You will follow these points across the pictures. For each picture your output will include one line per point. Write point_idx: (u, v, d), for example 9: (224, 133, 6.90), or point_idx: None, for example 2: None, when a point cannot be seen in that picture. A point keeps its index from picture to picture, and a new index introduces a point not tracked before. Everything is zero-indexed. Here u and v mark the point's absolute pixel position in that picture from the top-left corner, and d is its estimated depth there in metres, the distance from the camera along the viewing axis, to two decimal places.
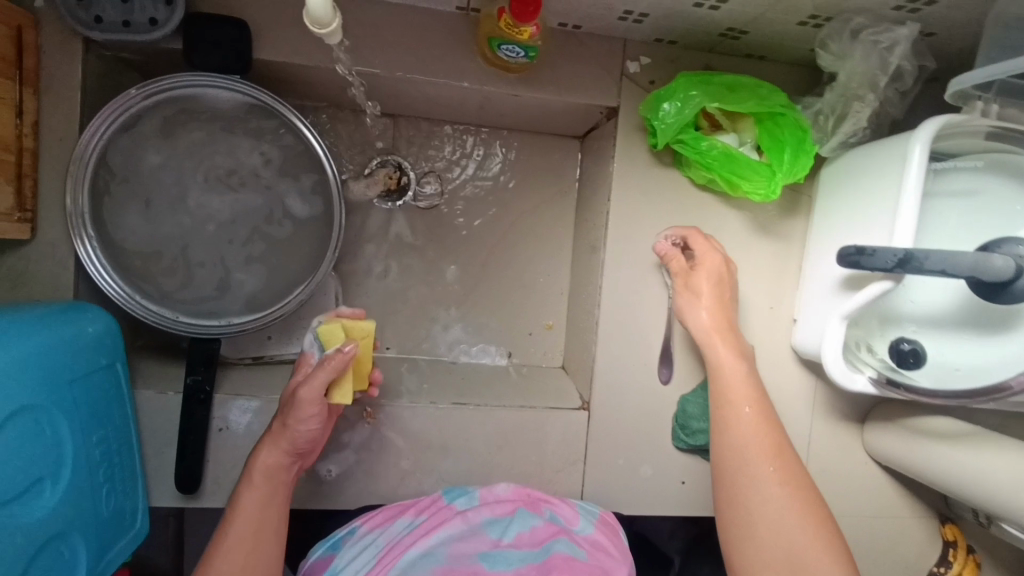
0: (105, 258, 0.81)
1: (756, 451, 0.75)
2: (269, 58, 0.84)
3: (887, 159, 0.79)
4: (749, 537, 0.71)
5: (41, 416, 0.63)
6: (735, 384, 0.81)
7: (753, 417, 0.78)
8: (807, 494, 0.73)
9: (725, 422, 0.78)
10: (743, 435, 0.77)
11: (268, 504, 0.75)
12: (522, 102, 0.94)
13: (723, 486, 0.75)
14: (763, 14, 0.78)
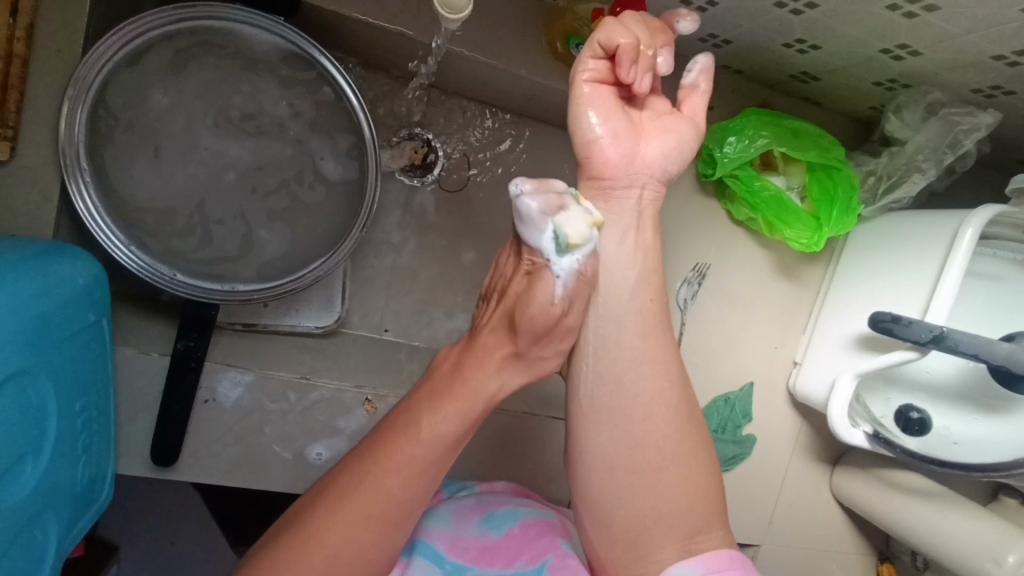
0: (99, 197, 0.70)
1: (639, 376, 0.61)
2: (321, 4, 0.74)
3: (928, 233, 0.81)
4: (618, 497, 0.59)
5: (31, 386, 0.56)
6: (617, 339, 0.61)
7: (635, 369, 0.61)
8: (666, 361, 0.62)
9: (590, 377, 0.61)
10: (627, 391, 0.60)
11: (425, 478, 0.51)
12: (577, 102, 0.88)
13: (599, 457, 0.60)
14: (844, 68, 0.77)
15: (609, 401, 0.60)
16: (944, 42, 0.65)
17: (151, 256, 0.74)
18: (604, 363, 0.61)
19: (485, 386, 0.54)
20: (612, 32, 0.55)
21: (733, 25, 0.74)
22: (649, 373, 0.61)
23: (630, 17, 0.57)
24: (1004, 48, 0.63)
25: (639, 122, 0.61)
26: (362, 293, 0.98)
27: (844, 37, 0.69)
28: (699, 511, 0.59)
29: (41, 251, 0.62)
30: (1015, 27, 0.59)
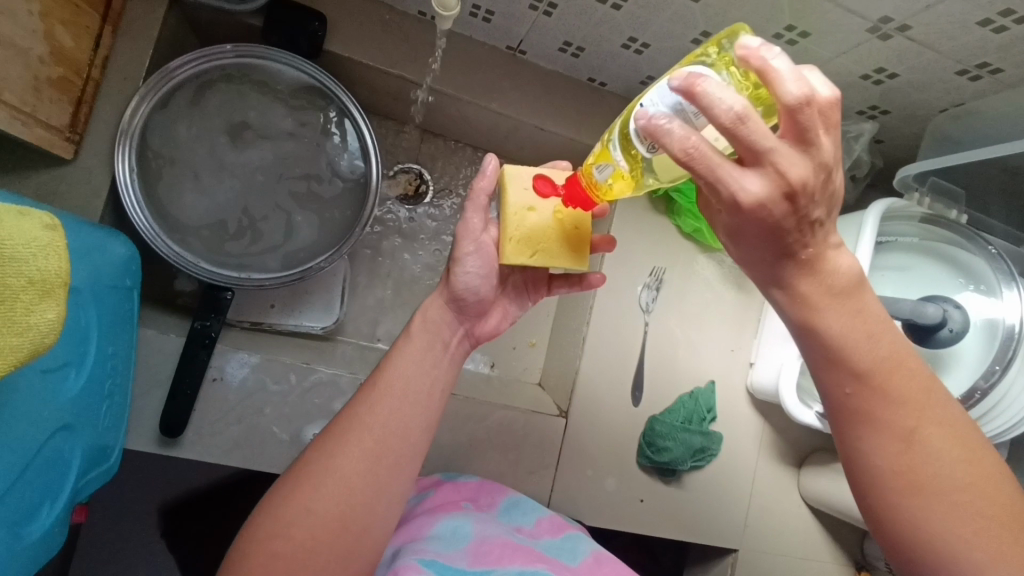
0: (141, 191, 0.84)
1: (885, 394, 0.59)
2: (338, 50, 0.93)
3: (845, 233, 0.98)
4: (916, 520, 0.59)
5: (80, 307, 0.65)
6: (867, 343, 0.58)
7: (902, 378, 0.60)
8: (899, 377, 0.59)
9: (865, 399, 0.60)
10: (889, 412, 0.59)
11: (405, 400, 0.68)
12: (546, 137, 1.06)
13: (878, 482, 0.61)
14: None
15: (883, 429, 0.60)
16: (824, 66, 0.84)
17: (180, 244, 0.86)
18: (836, 375, 0.60)
19: (393, 381, 0.69)
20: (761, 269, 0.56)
21: (664, 65, 0.93)
22: (906, 387, 0.59)
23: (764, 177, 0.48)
24: (867, 67, 0.82)
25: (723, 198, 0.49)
26: (358, 303, 1.08)
27: None
28: (974, 522, 0.57)
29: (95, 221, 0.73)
30: (867, 48, 0.78)
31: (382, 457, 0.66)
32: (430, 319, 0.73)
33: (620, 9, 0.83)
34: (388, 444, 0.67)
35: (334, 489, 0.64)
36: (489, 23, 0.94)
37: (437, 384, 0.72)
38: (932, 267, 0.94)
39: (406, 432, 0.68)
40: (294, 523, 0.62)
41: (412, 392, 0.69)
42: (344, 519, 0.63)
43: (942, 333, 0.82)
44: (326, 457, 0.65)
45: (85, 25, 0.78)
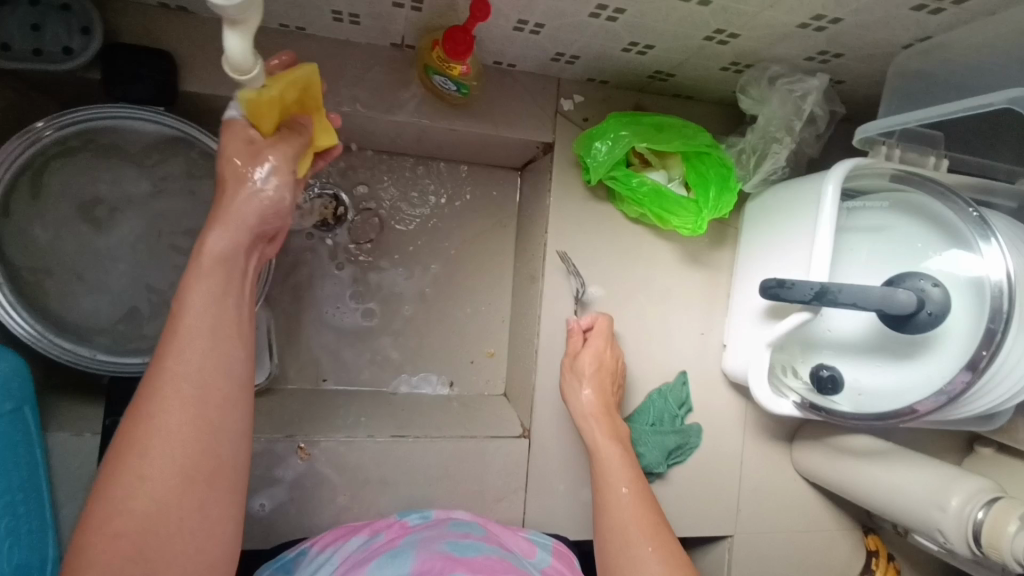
0: (14, 294, 0.77)
1: (597, 426, 0.88)
2: (195, 89, 0.82)
3: (802, 203, 0.85)
4: (614, 527, 0.77)
5: None
6: (615, 464, 0.84)
7: (631, 479, 0.82)
8: (610, 417, 0.88)
9: (605, 478, 0.83)
10: (601, 439, 0.87)
11: (220, 294, 0.60)
12: (459, 135, 0.94)
13: (603, 547, 0.77)
14: (688, 60, 0.82)
15: (603, 460, 0.84)
16: (751, 20, 0.69)
17: (72, 339, 0.80)
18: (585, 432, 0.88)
19: (198, 285, 0.59)
20: (569, 386, 0.91)
21: (570, 42, 0.79)
22: (608, 419, 0.88)
23: (592, 339, 0.92)
24: (802, 16, 0.67)
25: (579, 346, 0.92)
26: (296, 347, 1.02)
27: (666, 32, 0.74)
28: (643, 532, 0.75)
29: None
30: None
31: (207, 416, 0.57)
32: (221, 258, 0.60)
33: None
34: (210, 398, 0.58)
35: (168, 441, 0.55)
36: (359, 26, 0.80)
37: (243, 313, 0.62)
38: (911, 226, 0.80)
39: (229, 396, 0.59)
40: (130, 498, 0.54)
41: (216, 326, 0.59)
42: (192, 475, 0.56)
43: (920, 316, 0.72)
44: (148, 414, 0.55)
45: None
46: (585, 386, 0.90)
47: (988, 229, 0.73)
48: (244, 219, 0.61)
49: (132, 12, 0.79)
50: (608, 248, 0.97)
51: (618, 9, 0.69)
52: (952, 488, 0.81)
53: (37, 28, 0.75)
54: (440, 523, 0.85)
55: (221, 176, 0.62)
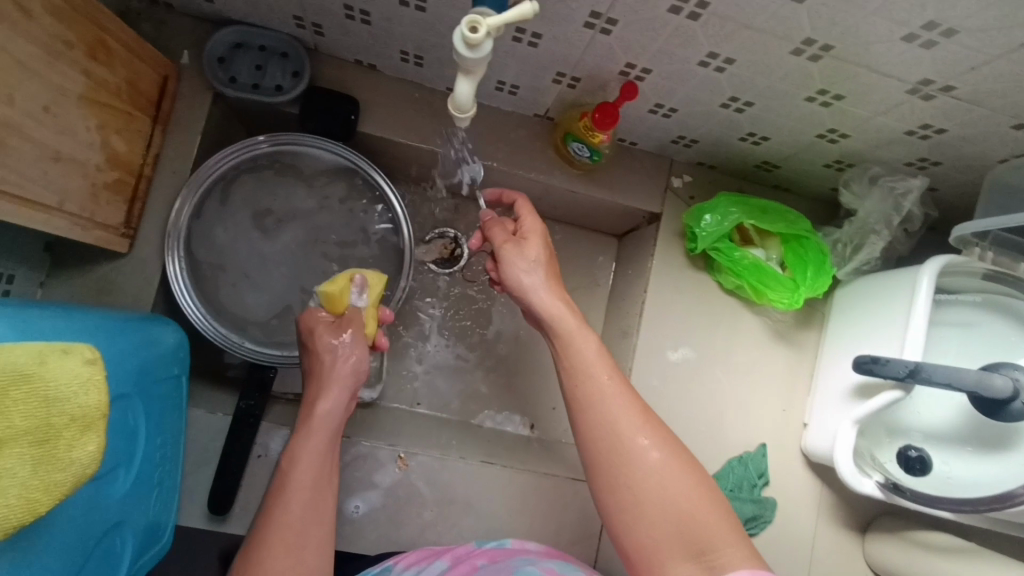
0: (190, 280, 0.88)
1: (616, 407, 0.72)
2: (370, 131, 0.97)
3: (895, 290, 0.90)
4: (632, 500, 0.67)
5: (128, 406, 0.68)
6: (590, 358, 0.75)
7: (598, 356, 0.75)
8: (628, 389, 0.74)
9: (573, 360, 0.76)
10: (608, 402, 0.72)
11: (324, 451, 0.75)
12: (577, 197, 1.06)
13: (596, 450, 0.71)
14: (796, 154, 0.93)
15: (607, 415, 0.71)
16: (863, 124, 0.80)
17: (227, 326, 0.90)
18: (581, 384, 0.74)
19: (300, 471, 0.73)
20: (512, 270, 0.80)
21: (694, 127, 0.92)
22: (624, 389, 0.73)
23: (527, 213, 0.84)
24: (911, 124, 0.78)
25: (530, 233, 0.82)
26: (398, 369, 1.10)
27: (783, 127, 0.86)
28: (691, 491, 0.67)
29: (138, 320, 0.78)
30: (908, 107, 0.74)
31: (320, 492, 0.73)
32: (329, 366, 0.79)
33: (642, 79, 0.82)
34: (320, 481, 0.73)
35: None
36: (514, 95, 0.94)
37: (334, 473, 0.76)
38: (1003, 326, 0.85)
39: (320, 522, 0.71)
40: None
41: (320, 480, 0.73)
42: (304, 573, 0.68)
43: (1014, 404, 0.75)
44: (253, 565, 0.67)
45: (136, 130, 0.85)
46: (536, 236, 0.82)
47: None
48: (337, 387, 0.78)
49: (333, 65, 0.95)
50: (700, 314, 1.04)
51: (747, 101, 0.81)
52: None
53: (260, 68, 0.92)
54: (521, 551, 0.85)
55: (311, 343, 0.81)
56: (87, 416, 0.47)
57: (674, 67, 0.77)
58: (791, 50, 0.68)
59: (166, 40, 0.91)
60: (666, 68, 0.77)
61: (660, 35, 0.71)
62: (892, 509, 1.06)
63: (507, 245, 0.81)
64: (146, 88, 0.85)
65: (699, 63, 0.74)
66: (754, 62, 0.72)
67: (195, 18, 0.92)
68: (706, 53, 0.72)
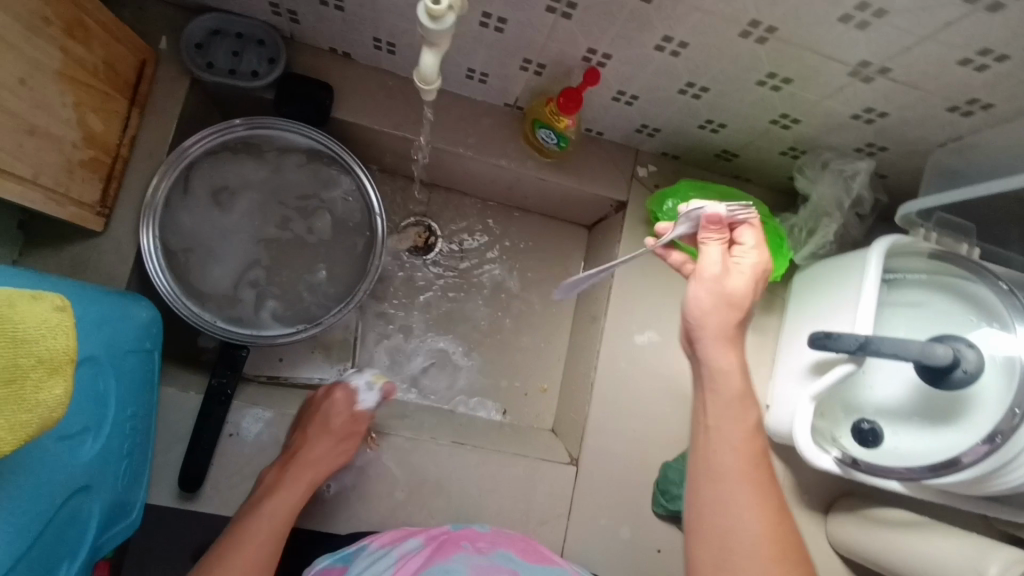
0: (164, 261, 0.88)
1: (744, 497, 0.67)
2: (344, 116, 0.99)
3: (849, 270, 0.94)
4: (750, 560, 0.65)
5: (98, 371, 0.70)
6: (741, 437, 0.70)
7: (751, 452, 0.70)
8: (766, 475, 0.69)
9: (706, 448, 0.71)
10: (733, 489, 0.68)
11: (271, 537, 0.76)
12: (547, 185, 1.09)
13: (707, 539, 0.67)
14: (753, 142, 0.97)
15: (733, 510, 0.67)
16: (813, 108, 0.85)
17: (199, 306, 0.91)
18: (726, 468, 0.69)
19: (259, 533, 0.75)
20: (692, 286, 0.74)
21: (656, 114, 0.96)
22: (765, 496, 0.68)
23: (747, 228, 0.75)
24: (856, 108, 0.82)
25: (737, 257, 0.74)
26: (370, 353, 1.12)
27: (740, 114, 0.90)
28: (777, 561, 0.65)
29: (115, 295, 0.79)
30: (853, 91, 0.79)
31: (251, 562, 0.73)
32: (300, 474, 0.83)
33: (605, 66, 0.86)
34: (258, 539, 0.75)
35: None
36: (484, 84, 0.98)
37: (268, 546, 0.75)
38: (947, 303, 0.89)
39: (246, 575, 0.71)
40: None
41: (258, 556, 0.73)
42: None
43: (956, 373, 0.80)
44: None
45: (113, 110, 0.87)
46: (740, 278, 0.73)
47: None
48: (325, 458, 0.86)
49: (309, 53, 0.98)
50: (665, 298, 1.07)
51: (704, 87, 0.85)
52: (988, 557, 0.83)
53: (237, 54, 0.95)
54: (493, 545, 0.81)
55: (312, 412, 0.91)
56: (53, 360, 0.48)
57: (633, 52, 0.81)
58: (739, 34, 0.72)
59: (144, 26, 0.94)
60: (626, 53, 0.81)
61: (617, 20, 0.75)
62: (851, 489, 1.09)
63: (704, 260, 0.74)
64: (124, 71, 0.87)
65: (656, 47, 0.78)
66: (706, 47, 0.76)
67: (173, 5, 0.95)
68: (661, 37, 0.76)
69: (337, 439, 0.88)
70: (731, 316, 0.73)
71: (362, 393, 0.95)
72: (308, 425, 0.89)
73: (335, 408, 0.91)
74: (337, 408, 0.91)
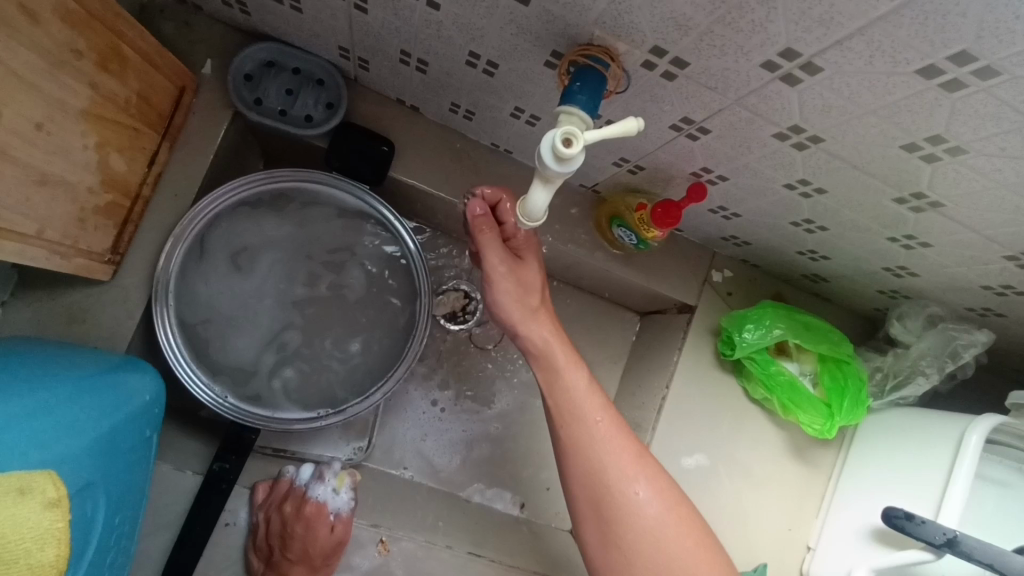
0: (177, 324, 0.78)
1: (611, 455, 0.72)
2: (402, 176, 0.87)
3: (934, 436, 0.84)
4: (627, 529, 0.70)
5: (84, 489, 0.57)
6: (595, 424, 0.73)
7: (602, 412, 0.74)
8: (644, 457, 0.73)
9: (564, 424, 0.74)
10: (598, 451, 0.72)
11: None
12: (609, 276, 0.98)
13: (586, 503, 0.72)
14: (852, 276, 0.87)
15: (599, 460, 0.72)
16: (939, 269, 0.75)
17: (211, 378, 0.80)
18: (579, 455, 0.73)
19: None
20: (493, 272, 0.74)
21: (751, 232, 0.85)
22: (630, 449, 0.73)
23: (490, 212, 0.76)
24: (992, 281, 0.72)
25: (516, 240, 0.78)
26: (386, 428, 1.00)
27: (849, 254, 0.80)
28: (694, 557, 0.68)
29: (104, 376, 0.66)
30: (998, 268, 0.68)
31: None
32: None
33: (714, 183, 0.74)
34: None
35: None
36: None
37: None
38: None
39: None
40: None
41: None
42: None
43: None
44: None
45: (141, 147, 0.74)
46: (528, 259, 0.76)
47: None
48: None
49: (373, 101, 0.86)
50: (720, 417, 0.98)
51: (822, 226, 0.74)
52: None
53: (291, 93, 0.82)
54: None
55: (291, 532, 0.81)
56: (49, 562, 0.50)
57: (755, 181, 0.70)
58: (893, 198, 0.61)
59: (189, 45, 0.81)
60: (746, 180, 0.70)
61: (751, 153, 0.64)
62: None
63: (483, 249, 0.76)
64: (159, 101, 0.75)
65: (785, 184, 0.67)
66: (846, 197, 0.65)
67: (225, 25, 0.82)
68: (797, 178, 0.65)
69: (316, 559, 0.82)
70: (533, 294, 0.75)
71: (332, 498, 0.85)
72: (287, 543, 0.81)
73: (314, 529, 0.82)
74: (311, 518, 0.82)
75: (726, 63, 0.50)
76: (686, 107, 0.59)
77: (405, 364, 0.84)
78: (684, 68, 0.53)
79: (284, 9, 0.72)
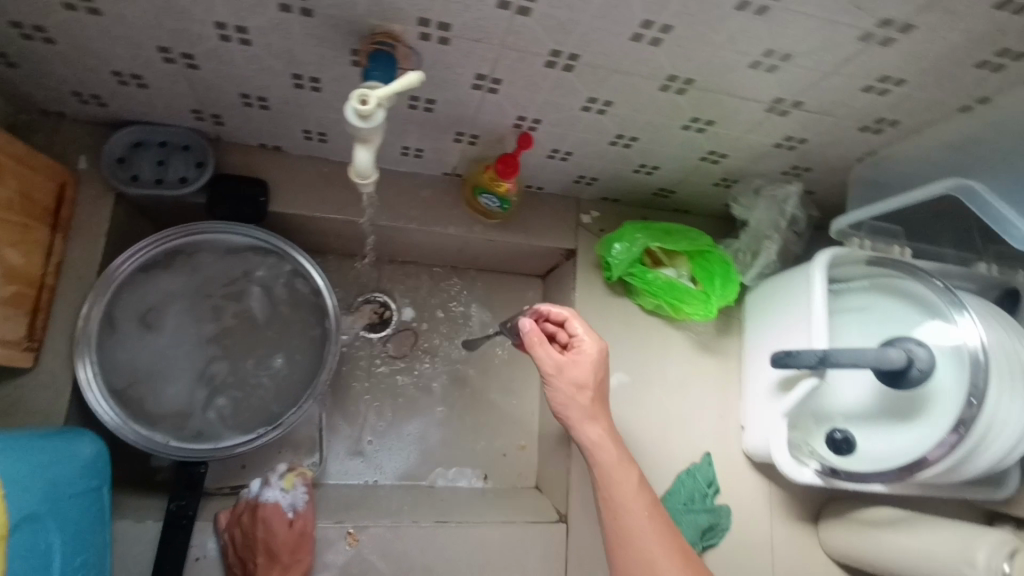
0: (103, 385, 0.84)
1: (648, 539, 0.79)
2: (283, 208, 0.97)
3: (796, 283, 0.97)
4: None
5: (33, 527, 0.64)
6: (632, 492, 0.82)
7: (637, 488, 0.82)
8: (670, 527, 0.81)
9: (612, 510, 0.82)
10: (629, 516, 0.80)
11: None
12: (496, 246, 1.10)
13: None
14: (687, 178, 1.01)
15: (636, 514, 0.81)
16: (738, 143, 0.89)
17: (151, 428, 0.86)
18: (623, 521, 0.80)
19: None
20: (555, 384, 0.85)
21: (591, 166, 0.99)
22: (663, 535, 0.80)
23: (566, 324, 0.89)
24: (777, 138, 0.87)
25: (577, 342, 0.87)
26: (339, 442, 1.06)
27: (669, 156, 0.94)
28: None
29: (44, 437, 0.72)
30: (772, 124, 0.83)
31: None
32: None
33: (536, 130, 0.88)
34: None
35: None
36: (420, 158, 0.98)
37: None
38: (892, 306, 0.93)
39: None
40: None
41: None
42: None
43: (912, 374, 0.83)
44: None
45: (35, 240, 0.82)
46: (583, 358, 0.85)
47: (959, 303, 0.85)
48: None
49: (239, 151, 0.97)
50: (629, 335, 1.09)
51: (633, 137, 0.88)
52: (977, 546, 0.85)
53: (162, 163, 0.93)
54: None
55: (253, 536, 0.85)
56: None
57: (562, 115, 0.83)
58: (659, 87, 0.75)
59: (61, 148, 0.90)
60: (554, 116, 0.84)
61: (542, 89, 0.78)
62: (839, 495, 1.10)
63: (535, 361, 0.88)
64: (41, 197, 0.83)
65: (582, 108, 0.81)
66: (629, 102, 0.79)
67: (88, 123, 0.92)
68: (586, 98, 0.79)
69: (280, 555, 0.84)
70: (585, 394, 0.85)
71: (285, 499, 0.90)
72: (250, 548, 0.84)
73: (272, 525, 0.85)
74: (268, 518, 0.86)
75: (472, 12, 0.64)
76: (472, 63, 0.72)
77: (327, 366, 0.92)
78: (450, 29, 0.67)
79: (132, 89, 0.83)
